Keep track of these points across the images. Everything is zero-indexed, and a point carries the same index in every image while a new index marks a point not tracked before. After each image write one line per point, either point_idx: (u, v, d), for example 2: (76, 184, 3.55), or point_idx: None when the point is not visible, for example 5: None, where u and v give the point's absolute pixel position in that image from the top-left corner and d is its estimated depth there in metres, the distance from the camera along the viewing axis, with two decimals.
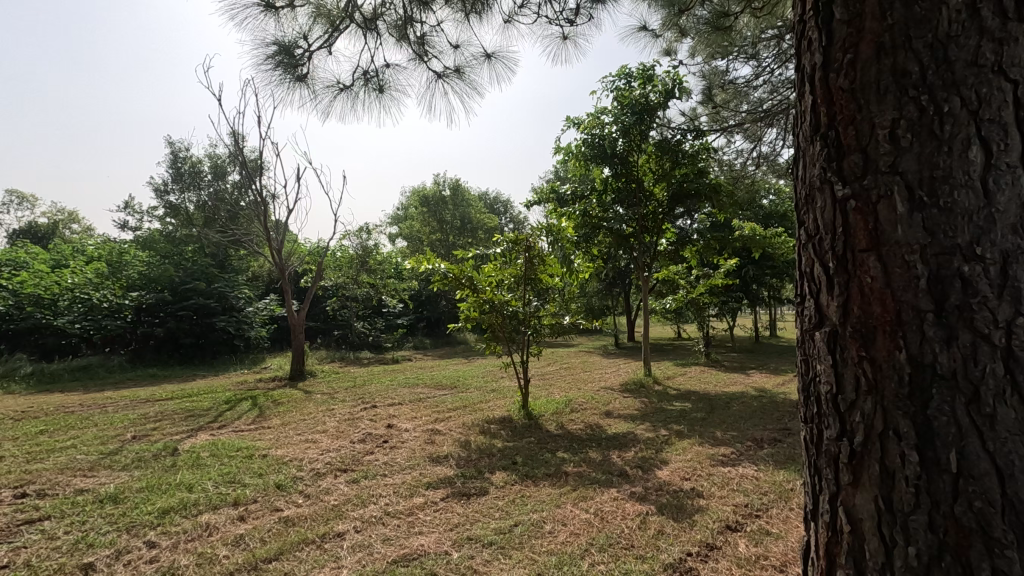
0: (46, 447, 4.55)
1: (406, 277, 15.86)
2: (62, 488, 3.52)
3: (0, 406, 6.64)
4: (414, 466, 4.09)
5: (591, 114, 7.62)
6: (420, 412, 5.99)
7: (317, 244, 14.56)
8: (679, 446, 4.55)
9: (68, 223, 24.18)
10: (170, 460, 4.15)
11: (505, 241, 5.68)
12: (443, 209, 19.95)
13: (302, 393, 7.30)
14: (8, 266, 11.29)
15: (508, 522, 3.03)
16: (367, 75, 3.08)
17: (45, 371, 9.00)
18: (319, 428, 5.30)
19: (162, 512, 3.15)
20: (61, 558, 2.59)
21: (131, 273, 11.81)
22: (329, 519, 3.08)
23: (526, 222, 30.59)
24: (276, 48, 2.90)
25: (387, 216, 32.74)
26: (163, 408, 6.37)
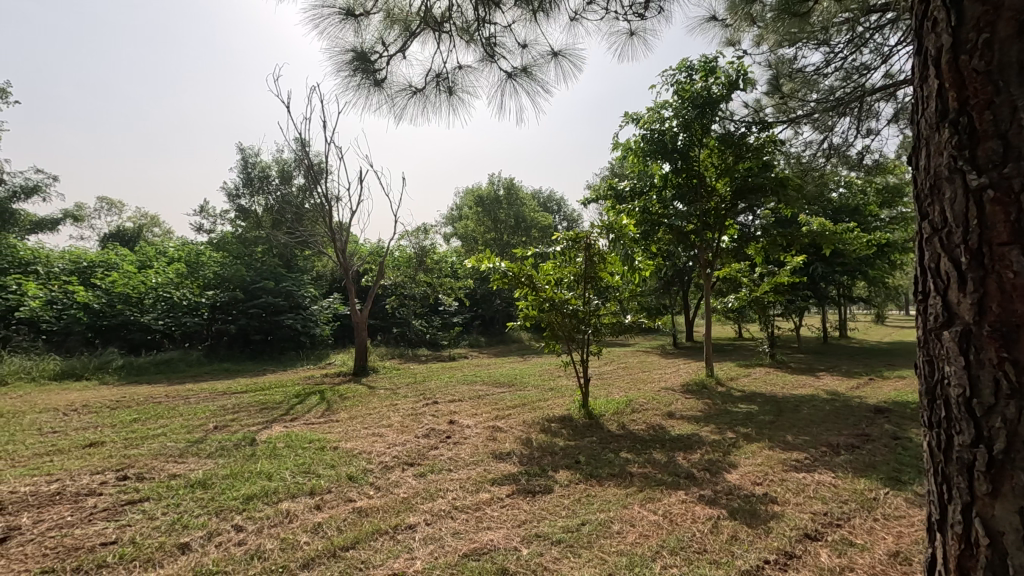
0: (141, 434, 4.91)
1: (462, 276, 16.08)
2: (157, 473, 3.80)
3: (97, 396, 7.22)
4: (479, 461, 4.15)
5: (650, 109, 7.48)
6: (481, 409, 6.07)
7: (377, 244, 14.99)
8: (748, 449, 4.40)
9: (151, 227, 26.06)
10: (250, 450, 4.39)
11: (564, 239, 5.66)
12: (498, 208, 20.07)
13: (367, 389, 7.55)
14: (100, 267, 12.31)
15: (575, 521, 3.02)
16: (438, 78, 3.15)
17: (134, 364, 9.72)
18: (384, 423, 5.46)
19: (247, 498, 3.34)
20: (160, 537, 2.79)
21: (207, 273, 12.60)
22: (400, 512, 3.17)
23: (581, 220, 30.36)
24: (354, 55, 3.01)
25: (442, 216, 33.36)
26: (239, 401, 6.74)
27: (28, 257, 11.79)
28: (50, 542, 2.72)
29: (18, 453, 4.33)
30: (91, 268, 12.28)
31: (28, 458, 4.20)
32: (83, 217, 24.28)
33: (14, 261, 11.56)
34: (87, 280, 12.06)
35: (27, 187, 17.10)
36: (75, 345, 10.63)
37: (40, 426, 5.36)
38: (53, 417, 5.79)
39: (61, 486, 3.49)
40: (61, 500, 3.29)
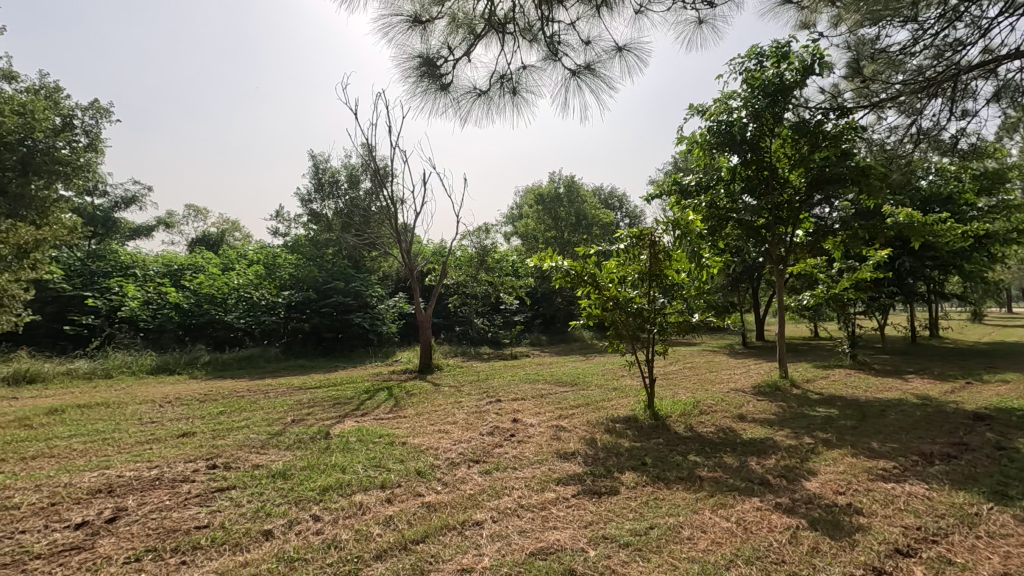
0: (227, 426, 5.27)
1: (523, 275, 16.12)
2: (242, 462, 4.06)
3: (188, 389, 7.82)
4: (543, 461, 4.15)
5: (717, 100, 7.20)
6: (543, 408, 6.07)
7: (440, 245, 15.30)
8: (828, 456, 4.15)
9: (232, 231, 27.91)
10: (325, 443, 4.59)
11: (628, 236, 5.54)
12: (558, 205, 19.96)
13: (432, 386, 7.73)
14: (189, 270, 13.49)
15: (643, 524, 2.95)
16: (502, 79, 3.17)
17: (219, 360, 10.43)
18: (449, 420, 5.57)
19: (322, 489, 3.51)
20: (246, 523, 2.98)
21: (283, 275, 13.38)
22: (467, 508, 3.22)
23: (643, 216, 29.69)
24: (421, 60, 3.08)
25: (502, 216, 33.58)
26: (313, 396, 7.09)
27: (129, 262, 12.95)
28: (152, 524, 2.97)
29: (123, 440, 4.76)
30: (181, 271, 13.51)
31: (132, 445, 4.60)
32: (174, 224, 26.35)
33: (117, 265, 12.73)
34: (179, 282, 13.08)
35: (126, 197, 18.76)
36: (169, 342, 11.55)
37: (141, 416, 5.88)
38: (152, 408, 6.33)
39: (160, 472, 3.80)
40: (160, 485, 3.58)
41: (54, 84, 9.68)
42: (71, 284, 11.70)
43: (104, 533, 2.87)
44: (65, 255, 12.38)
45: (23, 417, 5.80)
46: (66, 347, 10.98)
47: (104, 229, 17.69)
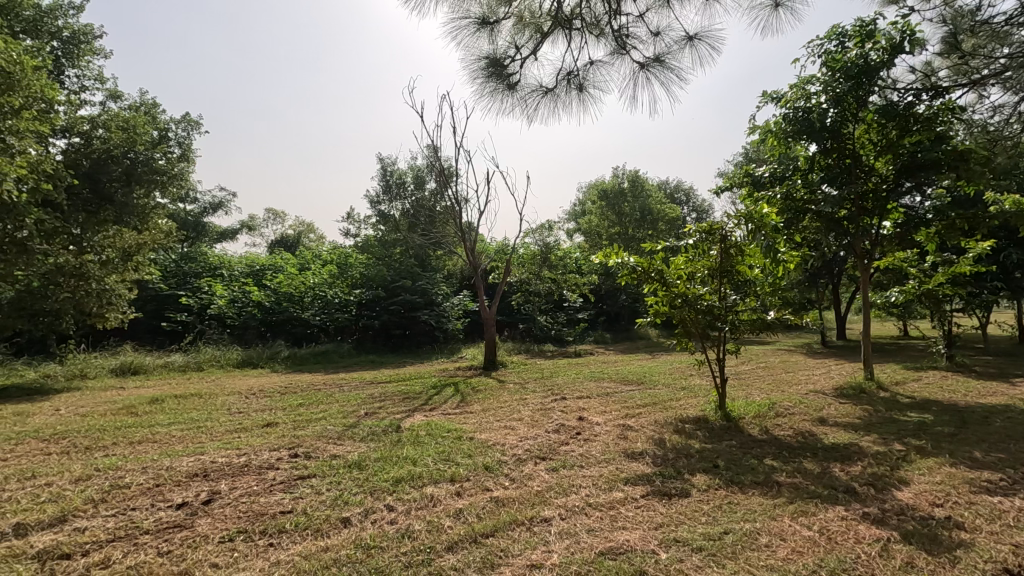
0: (306, 417, 5.58)
1: (587, 272, 15.96)
2: (321, 452, 4.28)
3: (271, 382, 8.35)
4: (610, 460, 4.10)
5: (793, 86, 6.81)
6: (609, 406, 6.00)
7: (503, 243, 15.39)
8: (922, 465, 3.84)
9: (308, 233, 29.44)
10: (396, 436, 4.75)
11: (697, 231, 5.36)
12: (622, 201, 19.56)
13: (497, 383, 7.83)
14: (270, 270, 14.39)
15: (717, 529, 2.86)
16: (569, 76, 3.16)
17: (297, 355, 11.04)
18: (515, 416, 5.62)
19: (396, 480, 3.64)
20: (327, 510, 3.14)
21: (354, 274, 13.97)
22: (535, 504, 3.24)
23: (711, 210, 28.57)
24: (489, 62, 3.13)
25: (565, 214, 33.33)
26: (384, 390, 7.37)
27: (217, 263, 13.97)
28: (242, 507, 3.19)
29: (214, 428, 5.13)
30: (263, 271, 14.43)
31: (223, 433, 4.97)
32: (256, 227, 28.14)
33: (207, 266, 13.77)
34: (260, 282, 13.95)
35: (213, 203, 20.21)
36: (252, 338, 12.34)
37: (229, 406, 6.33)
38: (238, 399, 6.78)
39: (248, 459, 4.08)
40: (248, 471, 3.84)
41: (152, 101, 10.53)
42: (167, 285, 12.75)
43: (201, 514, 3.11)
44: (162, 257, 13.53)
45: (128, 404, 6.39)
46: (163, 341, 12.00)
47: (195, 233, 19.17)
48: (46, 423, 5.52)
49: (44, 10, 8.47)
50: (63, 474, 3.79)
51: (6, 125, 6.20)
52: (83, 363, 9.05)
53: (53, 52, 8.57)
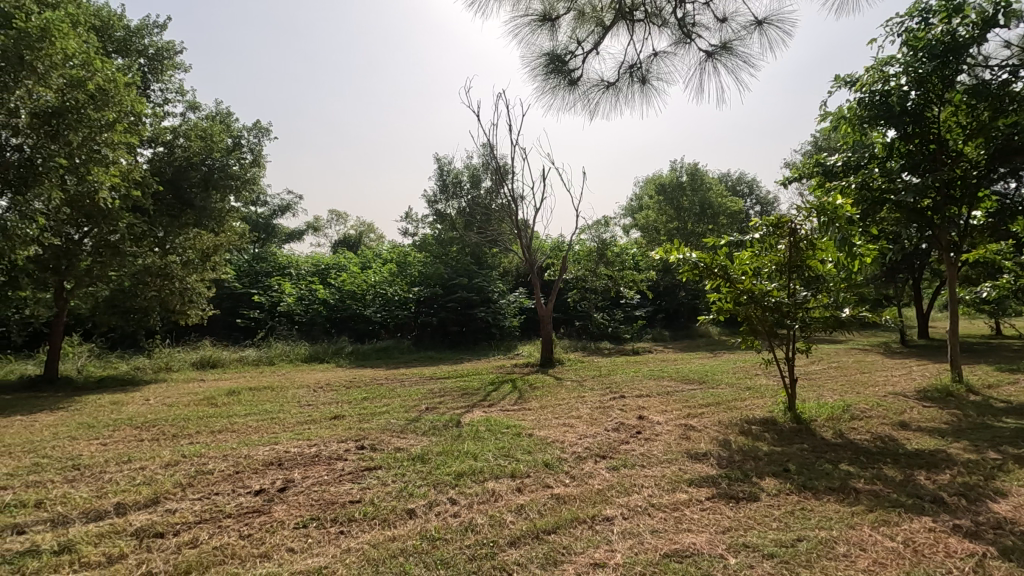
0: (371, 410, 5.78)
1: (644, 268, 15.64)
2: (385, 445, 4.42)
3: (336, 376, 8.71)
4: (673, 460, 4.00)
5: (869, 68, 6.40)
6: (670, 405, 5.86)
7: (558, 241, 15.32)
8: (1022, 475, 3.52)
9: (369, 232, 30.48)
10: (456, 431, 4.84)
11: (764, 225, 5.13)
12: (681, 195, 19.02)
13: (554, 380, 7.83)
14: (334, 270, 15.01)
15: (790, 535, 2.74)
16: (632, 69, 3.10)
17: (360, 351, 11.45)
18: (574, 414, 5.59)
19: (458, 474, 3.71)
20: (393, 501, 3.25)
21: (413, 272, 14.33)
22: (596, 503, 3.22)
23: (777, 202, 27.29)
24: (550, 58, 3.12)
25: (621, 209, 32.82)
26: (443, 385, 7.53)
27: (285, 262, 14.74)
28: (314, 495, 3.35)
29: (286, 420, 5.41)
30: (327, 270, 15.08)
31: (295, 424, 5.24)
32: (320, 227, 29.42)
33: (276, 266, 14.56)
34: (325, 280, 14.57)
35: (282, 205, 21.26)
36: (318, 333, 12.93)
37: (299, 399, 6.65)
38: (307, 392, 7.11)
39: (318, 450, 4.27)
40: (318, 461, 4.02)
41: (227, 110, 11.17)
42: (241, 283, 13.56)
43: (277, 500, 3.28)
44: (237, 257, 14.40)
45: (209, 396, 6.83)
46: (238, 337, 12.76)
47: (265, 234, 20.23)
48: (138, 411, 6.00)
49: (132, 30, 9.15)
50: (154, 459, 4.11)
51: (102, 137, 6.74)
52: (168, 356, 9.78)
53: (140, 68, 9.24)
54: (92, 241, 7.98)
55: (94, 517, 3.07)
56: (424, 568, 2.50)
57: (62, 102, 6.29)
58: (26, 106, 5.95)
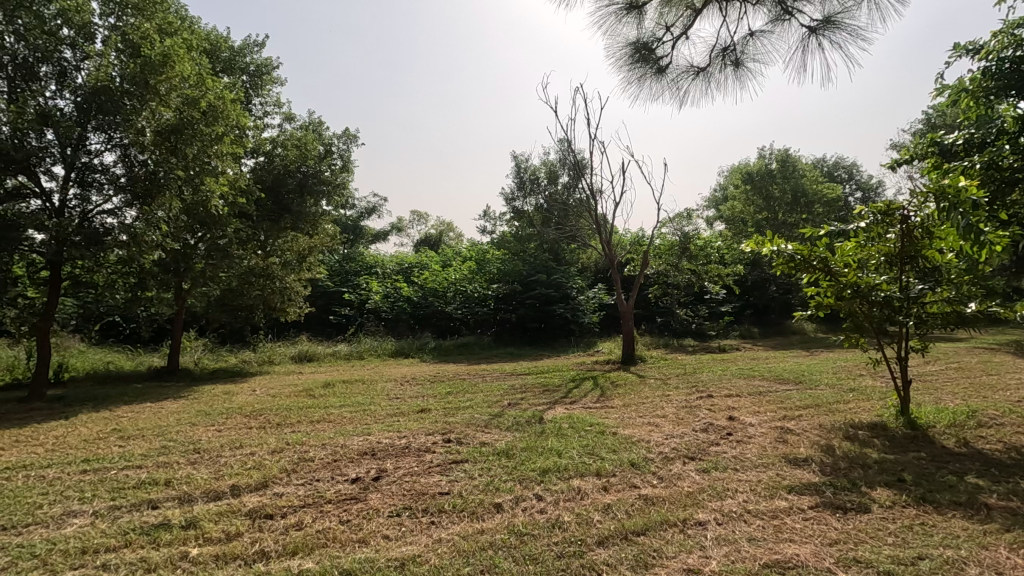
0: (455, 405, 5.94)
1: (730, 262, 14.91)
2: (470, 439, 4.52)
3: (421, 371, 9.02)
4: (769, 464, 3.78)
5: (997, 34, 5.70)
6: (763, 406, 5.55)
7: (638, 235, 14.96)
8: None
9: (449, 231, 31.38)
10: (540, 427, 4.85)
11: (871, 212, 4.73)
12: (770, 183, 17.92)
13: (636, 378, 7.66)
14: (417, 268, 15.58)
15: (909, 553, 2.49)
16: (724, 52, 2.95)
17: (442, 346, 11.80)
18: (659, 413, 5.44)
19: (543, 471, 3.71)
20: (480, 495, 3.31)
21: (492, 270, 14.54)
22: (687, 506, 3.10)
23: (881, 187, 25.00)
24: (637, 47, 3.03)
25: (704, 201, 31.47)
26: (524, 381, 7.59)
27: (372, 263, 15.55)
28: (406, 485, 3.49)
29: (377, 412, 5.67)
30: (411, 269, 15.66)
31: (385, 416, 5.49)
32: (404, 227, 30.67)
33: (364, 266, 15.40)
34: (408, 278, 15.17)
35: (368, 208, 22.34)
36: (403, 329, 13.49)
37: (388, 392, 6.96)
38: (395, 386, 7.42)
39: (408, 441, 4.44)
40: (409, 453, 4.18)
41: (319, 119, 11.87)
42: (333, 283, 14.42)
43: (372, 489, 3.44)
44: (329, 258, 15.34)
45: (307, 388, 7.32)
46: (331, 333, 13.60)
47: (354, 235, 21.36)
48: (247, 401, 6.53)
49: (237, 50, 9.93)
50: (262, 446, 4.45)
51: (212, 150, 7.36)
52: (271, 350, 10.57)
53: (244, 85, 10.02)
54: (204, 246, 8.77)
55: (213, 497, 3.37)
56: (513, 563, 2.53)
57: (180, 119, 6.96)
58: (151, 125, 6.72)
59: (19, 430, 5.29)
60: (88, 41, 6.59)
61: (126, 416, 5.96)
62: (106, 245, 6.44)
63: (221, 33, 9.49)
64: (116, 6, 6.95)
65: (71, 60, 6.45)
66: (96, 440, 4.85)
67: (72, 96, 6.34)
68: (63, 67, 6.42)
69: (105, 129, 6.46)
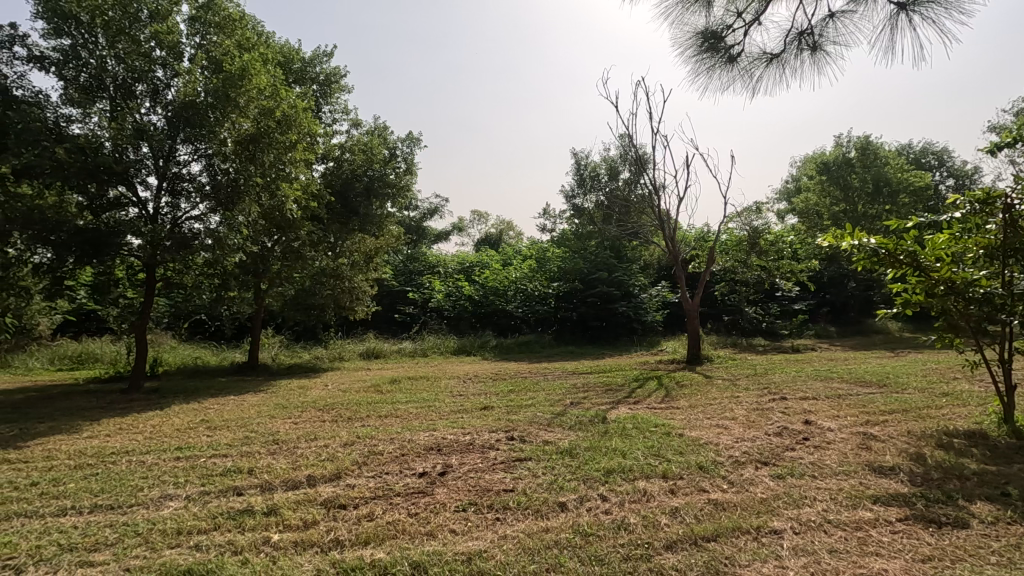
0: (517, 403, 5.97)
1: (805, 257, 14.16)
2: (533, 437, 4.53)
3: (483, 368, 9.15)
4: (851, 472, 3.55)
5: None
6: (844, 410, 5.23)
7: (704, 231, 14.47)
8: None
9: (509, 230, 31.59)
10: (603, 427, 4.79)
11: (968, 201, 4.34)
12: (849, 172, 16.83)
13: (703, 378, 7.42)
14: (478, 267, 15.78)
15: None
16: (801, 36, 2.79)
17: (504, 345, 11.91)
18: (728, 415, 5.24)
19: (607, 471, 3.67)
20: (544, 493, 3.31)
21: (552, 268, 14.51)
22: (760, 513, 2.97)
23: (977, 173, 22.90)
24: (706, 36, 2.93)
25: (774, 193, 29.99)
26: (586, 380, 7.53)
27: (435, 262, 15.94)
28: (472, 481, 3.55)
29: (442, 408, 5.80)
30: (472, 268, 15.90)
31: (450, 412, 5.60)
32: (464, 227, 31.13)
33: (427, 265, 15.83)
34: (469, 277, 15.41)
35: (431, 208, 22.86)
36: (465, 328, 13.73)
37: (451, 389, 7.10)
38: (458, 383, 7.55)
39: (473, 438, 4.51)
40: (473, 449, 4.25)
41: (384, 124, 12.26)
42: (398, 282, 14.88)
43: (439, 483, 3.53)
44: (394, 258, 15.83)
45: (375, 384, 7.59)
46: (397, 330, 14.05)
47: (417, 236, 21.93)
48: (320, 395, 6.86)
49: (307, 61, 10.41)
50: (335, 439, 4.65)
51: (286, 157, 7.78)
52: (341, 347, 11.04)
53: (314, 94, 10.50)
54: (280, 248, 9.28)
55: (291, 486, 3.56)
56: (578, 563, 2.52)
57: (258, 128, 7.37)
58: (232, 135, 7.17)
59: (122, 419, 5.80)
60: (177, 59, 7.12)
61: (213, 407, 6.40)
62: (193, 249, 6.96)
63: (293, 45, 9.99)
64: (201, 27, 7.47)
65: (162, 79, 6.98)
66: (187, 430, 5.24)
67: (163, 112, 6.87)
68: (156, 85, 6.97)
69: (192, 141, 6.95)
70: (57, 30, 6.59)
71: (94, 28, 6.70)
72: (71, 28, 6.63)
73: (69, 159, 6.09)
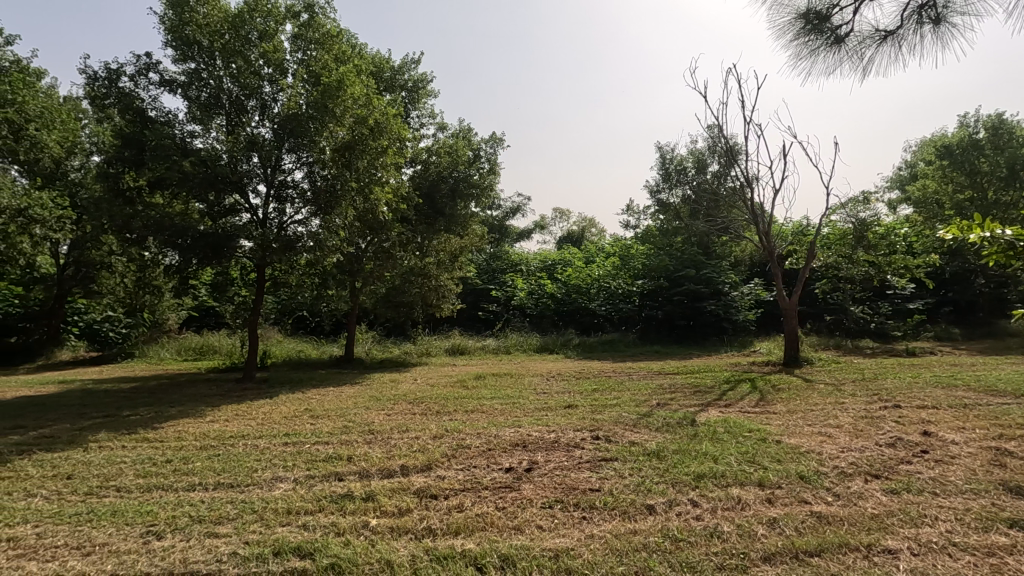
0: (601, 402, 5.90)
1: (922, 251, 12.85)
2: (619, 438, 4.46)
3: (566, 367, 9.15)
4: (980, 491, 3.19)
5: None
6: (970, 421, 4.69)
7: (802, 224, 13.53)
8: None
9: (591, 227, 31.23)
10: (692, 430, 4.62)
11: None
12: (977, 156, 15.02)
13: (803, 382, 6.94)
14: (560, 265, 15.76)
15: None
16: (922, 8, 2.54)
17: (587, 343, 11.82)
18: (832, 422, 4.87)
19: (698, 476, 3.54)
20: (631, 494, 3.26)
21: (636, 265, 14.20)
22: (871, 529, 2.74)
23: None
24: (808, 17, 2.75)
25: (885, 182, 27.37)
26: (673, 381, 7.29)
27: (517, 260, 16.18)
28: (558, 479, 3.56)
29: (526, 405, 5.86)
30: (554, 266, 15.90)
31: (534, 410, 5.64)
32: (546, 224, 31.12)
33: (510, 264, 16.06)
34: (552, 275, 15.42)
35: (514, 207, 23.09)
36: (548, 325, 13.78)
37: (534, 386, 7.15)
38: (541, 381, 7.59)
39: (557, 436, 4.53)
40: (558, 447, 4.26)
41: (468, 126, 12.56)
42: (482, 280, 15.20)
43: (525, 479, 3.57)
44: (478, 257, 16.19)
45: (461, 379, 7.81)
46: (481, 327, 14.38)
47: (499, 234, 22.24)
48: (410, 389, 7.18)
49: (397, 69, 10.87)
50: (425, 431, 4.85)
51: (378, 162, 8.17)
52: (428, 343, 11.46)
53: (403, 100, 10.96)
54: (372, 249, 9.78)
55: (386, 474, 3.76)
56: (669, 567, 2.46)
57: (353, 136, 7.80)
58: (330, 144, 7.65)
59: (238, 406, 6.39)
60: (283, 74, 7.72)
61: (314, 398, 6.89)
62: (297, 250, 7.47)
63: (383, 55, 10.47)
64: (303, 43, 8.05)
65: (270, 93, 7.59)
66: (293, 418, 5.68)
67: (271, 124, 7.48)
68: (264, 100, 7.59)
69: (296, 150, 7.50)
70: (184, 55, 7.38)
71: (213, 52, 7.43)
72: (195, 53, 7.41)
73: (193, 171, 6.79)
